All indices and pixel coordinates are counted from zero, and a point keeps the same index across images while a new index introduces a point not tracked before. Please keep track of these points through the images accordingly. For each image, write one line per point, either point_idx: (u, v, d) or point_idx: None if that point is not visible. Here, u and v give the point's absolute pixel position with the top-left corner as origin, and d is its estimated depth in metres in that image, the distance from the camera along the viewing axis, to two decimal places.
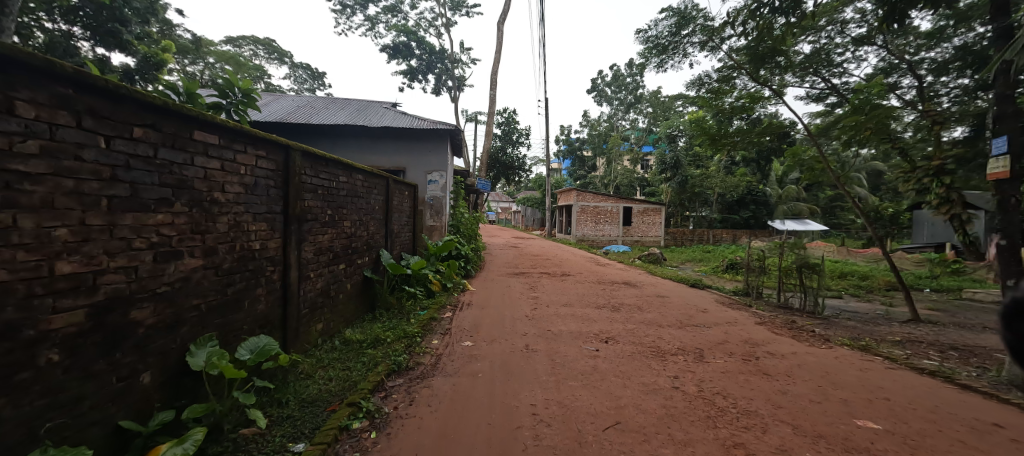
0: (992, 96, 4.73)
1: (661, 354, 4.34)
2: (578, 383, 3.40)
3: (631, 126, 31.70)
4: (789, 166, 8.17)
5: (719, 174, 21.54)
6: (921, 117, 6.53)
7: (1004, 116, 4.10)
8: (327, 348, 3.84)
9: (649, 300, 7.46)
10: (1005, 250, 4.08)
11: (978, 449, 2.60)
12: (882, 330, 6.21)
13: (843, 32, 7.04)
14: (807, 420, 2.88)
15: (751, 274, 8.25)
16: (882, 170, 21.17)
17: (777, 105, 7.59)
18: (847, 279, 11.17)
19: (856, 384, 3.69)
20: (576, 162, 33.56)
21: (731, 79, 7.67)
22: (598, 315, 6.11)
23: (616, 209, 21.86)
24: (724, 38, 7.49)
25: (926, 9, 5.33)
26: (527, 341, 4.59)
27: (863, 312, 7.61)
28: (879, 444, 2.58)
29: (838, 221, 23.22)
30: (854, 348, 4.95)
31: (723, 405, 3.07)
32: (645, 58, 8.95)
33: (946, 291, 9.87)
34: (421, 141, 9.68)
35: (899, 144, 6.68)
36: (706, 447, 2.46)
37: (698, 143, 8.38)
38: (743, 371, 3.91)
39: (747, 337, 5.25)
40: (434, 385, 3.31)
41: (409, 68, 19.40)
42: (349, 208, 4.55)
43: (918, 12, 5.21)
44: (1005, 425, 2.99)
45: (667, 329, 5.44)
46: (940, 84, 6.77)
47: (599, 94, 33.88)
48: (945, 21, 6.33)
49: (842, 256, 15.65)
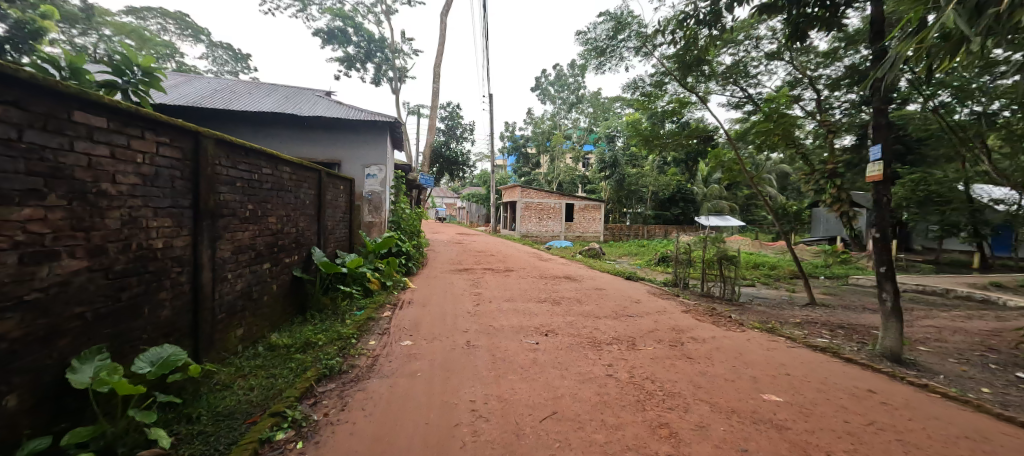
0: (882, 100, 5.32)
1: (597, 344, 4.54)
2: (518, 376, 3.45)
3: (574, 125, 32.67)
4: (711, 167, 8.87)
5: (652, 173, 23.13)
6: (819, 126, 7.41)
7: (880, 127, 4.76)
8: (251, 355, 3.54)
9: (588, 293, 7.75)
10: (878, 241, 4.78)
11: (856, 413, 3.02)
12: (787, 314, 7.00)
13: (758, 47, 7.77)
14: (723, 398, 3.15)
15: (679, 266, 8.88)
16: (788, 172, 23.80)
17: (702, 110, 8.20)
18: (759, 269, 12.45)
19: (764, 362, 4.14)
20: (521, 159, 34.05)
21: (662, 84, 8.25)
22: (540, 309, 6.24)
23: (559, 205, 22.40)
24: (657, 45, 7.93)
25: (824, 32, 5.99)
26: (468, 338, 4.55)
27: (772, 298, 8.56)
28: (779, 415, 2.90)
29: (753, 217, 25.78)
30: (762, 331, 5.54)
31: (652, 389, 3.27)
32: (585, 59, 9.30)
33: (836, 278, 11.41)
34: (358, 133, 9.22)
35: (802, 150, 7.52)
36: (636, 429, 2.59)
37: (634, 143, 8.83)
38: (669, 356, 4.20)
39: (674, 324, 5.67)
40: (370, 387, 3.18)
41: (346, 55, 18.40)
42: (274, 203, 4.20)
43: (817, 33, 5.87)
44: (878, 390, 3.51)
45: (603, 321, 5.69)
46: (835, 98, 7.71)
47: (544, 92, 34.54)
48: (839, 43, 7.24)
49: (756, 248, 17.48)
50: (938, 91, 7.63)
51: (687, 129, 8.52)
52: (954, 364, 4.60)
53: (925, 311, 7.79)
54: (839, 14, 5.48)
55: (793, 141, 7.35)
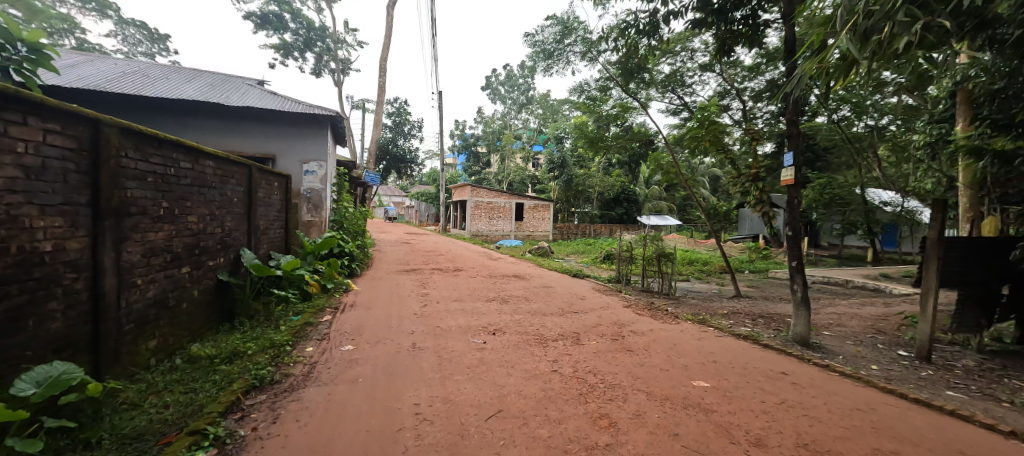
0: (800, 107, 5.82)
1: (543, 341, 4.63)
2: (464, 376, 3.43)
3: (523, 126, 33.06)
4: (652, 170, 9.32)
5: (598, 174, 24.03)
6: (744, 134, 8.08)
7: (793, 136, 5.31)
8: (167, 369, 3.20)
9: (536, 291, 7.88)
10: (791, 238, 5.33)
11: (771, 393, 3.33)
12: (716, 305, 7.59)
13: (693, 58, 8.31)
14: (658, 386, 3.35)
15: (622, 263, 9.30)
16: (719, 175, 25.77)
17: (643, 115, 8.62)
18: (694, 264, 13.37)
19: (695, 351, 4.46)
20: (471, 158, 33.91)
21: (607, 89, 8.59)
22: (488, 308, 6.25)
23: (508, 205, 22.56)
24: (601, 51, 8.21)
25: (749, 47, 6.52)
26: (414, 340, 4.44)
27: (704, 292, 9.22)
28: (707, 399, 3.13)
29: (689, 217, 27.62)
30: (694, 322, 5.97)
31: (594, 382, 3.40)
32: (533, 61, 9.43)
33: (758, 272, 12.54)
34: (295, 126, 8.64)
35: (731, 156, 8.14)
36: (578, 422, 2.68)
37: (580, 145, 9.11)
38: (611, 350, 4.38)
39: (616, 319, 5.93)
40: (305, 397, 2.99)
41: (282, 42, 17.18)
42: (194, 200, 3.83)
43: (743, 49, 6.39)
44: (789, 372, 3.90)
45: (550, 318, 5.81)
46: (758, 108, 8.46)
47: (494, 92, 34.59)
48: (761, 58, 7.95)
49: (691, 245, 18.78)
50: (841, 106, 8.63)
51: (629, 132, 8.91)
52: (851, 345, 5.24)
53: (830, 300, 8.80)
54: (760, 33, 6.02)
55: (723, 147, 7.96)
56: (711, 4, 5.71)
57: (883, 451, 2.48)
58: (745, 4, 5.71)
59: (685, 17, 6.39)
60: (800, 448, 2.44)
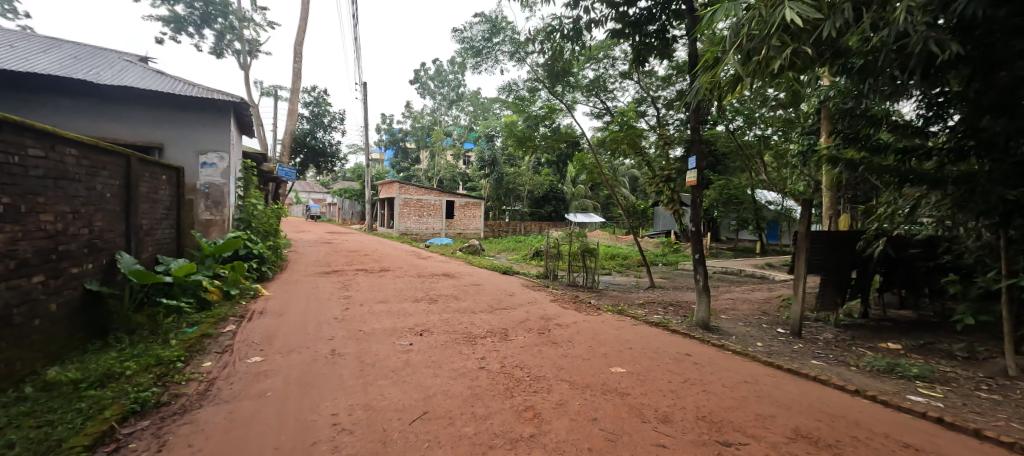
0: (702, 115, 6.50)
1: (472, 339, 4.62)
2: (388, 381, 3.29)
3: (454, 122, 32.67)
4: (576, 169, 9.73)
5: (528, 173, 24.59)
6: (659, 139, 8.78)
7: (696, 142, 5.89)
8: (12, 401, 2.63)
9: (466, 289, 7.84)
10: (695, 234, 5.94)
11: (678, 373, 3.67)
12: (634, 296, 8.19)
13: (614, 66, 8.81)
14: (580, 375, 3.52)
15: (550, 258, 9.63)
16: (637, 176, 27.78)
17: (569, 117, 8.97)
18: (616, 258, 14.28)
19: (614, 340, 4.76)
20: (399, 153, 32.72)
21: (535, 90, 8.82)
22: (415, 308, 6.07)
23: (438, 202, 22.16)
24: (529, 52, 8.39)
25: (663, 59, 7.03)
26: (333, 346, 4.17)
27: (623, 284, 9.91)
28: (623, 383, 3.36)
29: (611, 214, 29.39)
30: (614, 313, 6.37)
31: (520, 376, 3.47)
32: (462, 57, 9.32)
33: (669, 264, 13.78)
34: (188, 112, 7.62)
35: (647, 158, 8.79)
36: (504, 416, 2.71)
37: (510, 144, 9.24)
38: (537, 343, 4.51)
39: (543, 313, 6.12)
40: (200, 418, 2.65)
41: (173, 14, 14.97)
42: (49, 195, 3.20)
43: (658, 60, 6.88)
44: (693, 354, 4.34)
45: (479, 315, 5.82)
46: (669, 116, 9.25)
47: (423, 86, 33.64)
48: (672, 70, 8.69)
49: (613, 241, 20.06)
50: (736, 117, 9.76)
51: (557, 134, 9.20)
52: (742, 326, 5.98)
53: (727, 287, 9.96)
54: (670, 46, 6.53)
55: (640, 150, 8.60)
56: (628, 17, 6.23)
57: (764, 415, 2.87)
58: (656, 19, 6.22)
59: (605, 27, 6.77)
60: (700, 420, 2.73)
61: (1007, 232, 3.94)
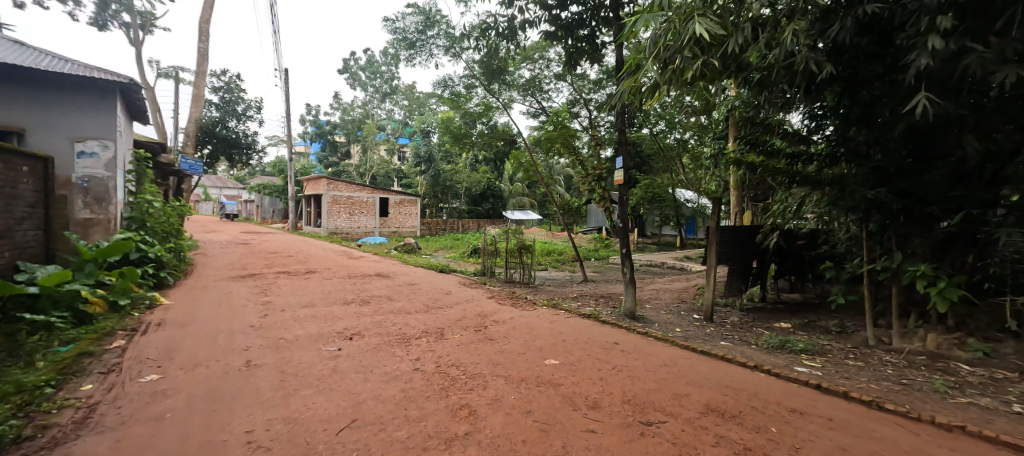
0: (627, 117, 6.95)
1: (405, 340, 4.48)
2: (312, 390, 3.07)
3: (387, 116, 31.43)
4: (512, 168, 9.82)
5: (466, 170, 24.40)
6: (591, 140, 9.14)
7: (622, 143, 6.24)
8: None
9: (400, 289, 7.59)
10: (622, 229, 6.30)
11: (608, 361, 3.87)
12: (568, 290, 8.50)
13: (549, 67, 9.00)
14: (515, 369, 3.57)
15: (487, 256, 9.65)
16: (572, 175, 28.82)
17: (505, 115, 9.01)
18: (551, 254, 14.73)
19: (549, 333, 4.90)
20: (327, 147, 30.75)
21: (472, 87, 8.77)
22: (344, 311, 5.75)
23: (371, 200, 21.17)
24: (464, 48, 8.32)
25: (595, 63, 7.29)
26: (248, 357, 3.80)
27: (559, 279, 10.24)
28: (555, 375, 3.47)
29: (547, 212, 30.20)
30: (549, 307, 6.56)
31: (456, 375, 3.44)
32: (394, 48, 8.95)
33: (601, 259, 14.51)
34: (58, 92, 6.48)
35: (580, 157, 9.13)
36: (438, 416, 2.67)
37: (446, 140, 9.08)
38: (473, 341, 4.50)
39: (479, 310, 6.12)
40: (77, 451, 2.26)
41: None
42: None
43: (590, 64, 7.14)
44: (620, 342, 4.61)
45: (413, 315, 5.65)
46: (600, 118, 9.69)
47: (353, 76, 31.83)
48: (603, 74, 9.10)
49: (549, 237, 20.66)
50: (659, 121, 10.52)
51: (494, 131, 9.18)
52: (663, 314, 6.47)
53: (651, 279, 10.72)
54: (600, 51, 6.82)
55: (574, 149, 8.91)
56: (560, 20, 6.45)
57: (680, 394, 3.12)
58: (586, 24, 6.49)
59: (539, 28, 6.92)
60: (625, 404, 2.91)
61: (868, 226, 4.67)
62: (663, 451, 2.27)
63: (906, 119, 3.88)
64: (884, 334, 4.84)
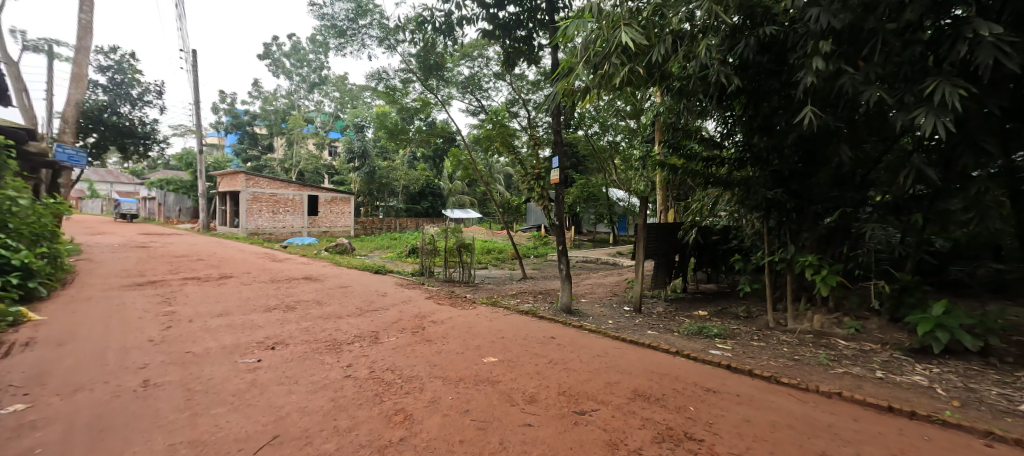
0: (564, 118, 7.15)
1: (336, 346, 4.24)
2: (225, 408, 2.79)
3: (316, 109, 29.48)
4: (451, 166, 9.67)
5: (403, 168, 23.63)
6: (530, 139, 9.29)
7: (558, 143, 6.42)
8: None
9: (331, 292, 7.16)
10: (559, 227, 6.49)
11: (545, 356, 3.97)
12: (507, 288, 8.58)
13: (488, 65, 8.98)
14: (453, 370, 3.54)
15: (425, 255, 9.43)
16: (512, 174, 29.13)
17: (443, 111, 8.83)
18: (491, 252, 14.79)
19: (488, 331, 4.91)
20: (246, 139, 28.10)
21: (408, 81, 8.51)
22: (265, 319, 5.29)
23: (298, 198, 19.67)
24: (399, 41, 8.02)
25: (533, 64, 7.41)
26: (146, 376, 3.35)
27: (499, 277, 10.31)
28: (493, 372, 3.50)
29: (487, 210, 30.26)
30: (489, 305, 6.58)
31: (391, 379, 3.32)
32: (322, 35, 8.39)
33: (539, 256, 14.85)
34: None
35: (519, 156, 9.24)
36: (371, 424, 2.56)
37: (380, 136, 8.72)
38: (409, 343, 4.37)
39: (417, 311, 5.96)
40: None
41: None
42: None
43: (528, 65, 7.25)
44: (556, 336, 4.75)
45: (345, 320, 5.36)
46: (538, 118, 9.88)
47: (275, 63, 29.36)
48: (541, 76, 9.29)
49: (489, 236, 20.71)
50: (594, 123, 10.97)
51: (433, 128, 8.98)
52: (597, 307, 6.78)
53: (586, 274, 11.19)
54: (537, 52, 6.95)
55: (513, 148, 9.00)
56: (498, 19, 6.47)
57: (611, 382, 3.30)
58: (524, 25, 6.56)
59: (476, 25, 6.89)
60: (560, 395, 3.01)
61: (768, 222, 5.26)
62: (595, 438, 2.37)
63: (797, 128, 4.44)
64: (781, 317, 5.50)
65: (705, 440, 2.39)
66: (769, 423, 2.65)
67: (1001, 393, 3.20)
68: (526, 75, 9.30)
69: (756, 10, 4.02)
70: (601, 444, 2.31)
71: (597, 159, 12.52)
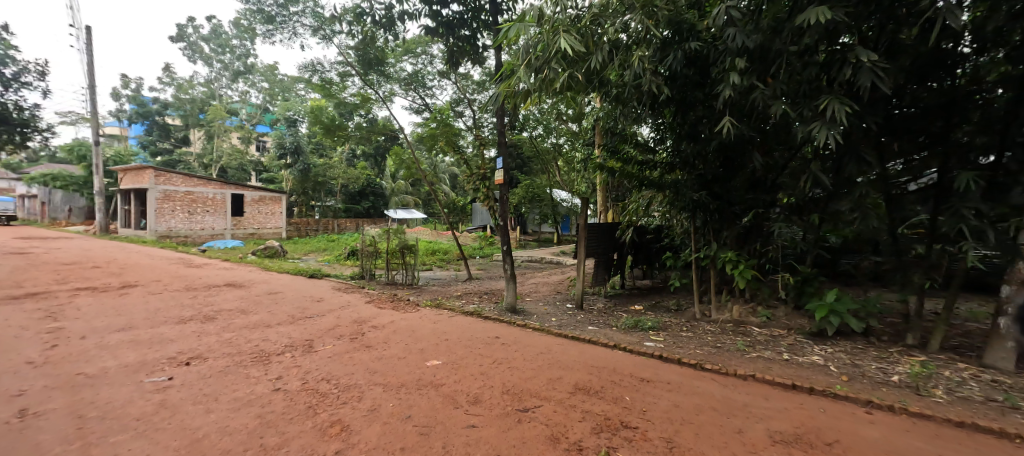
0: (508, 119, 7.21)
1: (263, 358, 3.92)
2: (128, 435, 2.46)
3: (241, 100, 27.10)
4: (393, 165, 9.34)
5: (340, 166, 22.45)
6: (475, 139, 9.24)
7: (503, 144, 6.46)
8: None
9: (258, 299, 6.60)
10: (503, 228, 6.53)
11: (490, 356, 3.98)
12: (453, 289, 8.47)
13: (432, 63, 8.81)
14: (394, 375, 3.43)
15: (365, 258, 9.03)
16: (457, 174, 28.81)
17: (384, 108, 8.52)
18: (436, 253, 14.52)
19: (432, 334, 4.81)
20: (156, 131, 25.13)
21: (346, 75, 8.10)
22: (179, 332, 4.76)
23: (220, 196, 17.86)
24: (336, 32, 7.62)
25: (478, 64, 7.38)
26: (24, 404, 2.87)
27: (444, 278, 10.15)
28: (437, 375, 3.44)
29: (432, 210, 29.68)
30: (433, 307, 6.45)
31: (326, 390, 3.14)
32: (248, 20, 7.73)
33: (485, 256, 14.84)
34: None
35: (465, 157, 9.16)
36: (304, 438, 2.40)
37: (315, 131, 8.21)
38: (347, 350, 4.16)
39: (356, 317, 5.69)
40: None
41: None
42: None
43: (473, 64, 7.22)
44: (501, 336, 4.77)
45: (274, 329, 4.97)
46: (483, 119, 9.87)
47: (191, 47, 26.56)
48: (486, 76, 9.27)
49: (434, 236, 20.33)
50: (538, 125, 11.18)
51: (374, 125, 8.63)
52: (541, 306, 6.91)
53: (531, 273, 11.37)
54: (481, 53, 6.94)
55: (458, 148, 8.91)
56: (441, 17, 6.37)
57: (554, 378, 3.39)
58: (468, 25, 6.52)
59: (419, 21, 6.73)
60: (504, 395, 3.03)
61: (695, 222, 5.70)
62: (537, 434, 2.43)
63: (718, 137, 4.86)
64: (706, 309, 5.97)
65: (640, 427, 2.53)
66: (695, 407, 2.87)
67: (879, 367, 3.74)
68: (471, 75, 9.24)
69: (683, 26, 4.34)
70: (543, 440, 2.36)
71: (542, 160, 12.77)
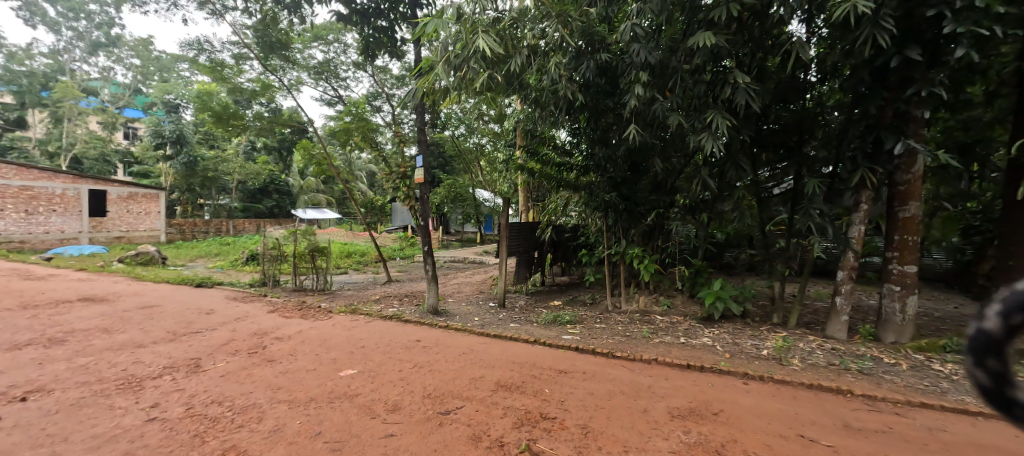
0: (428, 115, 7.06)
1: (135, 384, 3.37)
2: None
3: (103, 77, 22.83)
4: (301, 160, 8.60)
5: (237, 159, 20.07)
6: (394, 136, 8.90)
7: (422, 142, 6.32)
8: None
9: (128, 315, 5.64)
10: (424, 228, 6.38)
11: (410, 361, 3.87)
12: (370, 293, 8.06)
13: (347, 53, 8.28)
14: (301, 390, 3.17)
15: (269, 262, 8.21)
16: (375, 171, 27.45)
17: (289, 97, 7.80)
18: (352, 255, 13.70)
19: (345, 342, 4.54)
20: None
21: (243, 58, 7.27)
22: (14, 360, 3.88)
23: (69, 192, 14.77)
24: (228, 8, 6.80)
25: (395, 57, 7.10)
26: None
27: (360, 282, 9.61)
28: (351, 386, 3.26)
29: (347, 210, 27.92)
30: (347, 314, 6.08)
31: (218, 413, 2.81)
32: None
33: (405, 258, 14.37)
34: None
35: (383, 154, 8.77)
36: None
37: (204, 119, 7.24)
38: (245, 367, 3.76)
39: (256, 328, 5.14)
40: None
41: None
42: None
43: (390, 57, 6.94)
44: (421, 339, 4.67)
45: (149, 349, 4.29)
46: (402, 115, 9.54)
47: (29, 8, 21.69)
48: (405, 71, 8.96)
49: (349, 238, 19.15)
50: (459, 124, 11.10)
51: (278, 116, 7.87)
52: (462, 306, 6.89)
53: (453, 274, 11.27)
54: (399, 46, 6.70)
55: (375, 144, 8.50)
56: (354, 4, 6.00)
57: (475, 378, 3.41)
58: (384, 15, 6.24)
59: (329, 6, 6.28)
60: (424, 399, 2.98)
61: (607, 221, 6.14)
62: (458, 435, 2.43)
63: (625, 142, 5.30)
64: (615, 301, 6.45)
65: (558, 417, 2.67)
66: (606, 392, 3.10)
67: (753, 343, 4.37)
68: (389, 69, 8.86)
69: (594, 38, 4.66)
70: (465, 440, 2.37)
71: (464, 159, 12.71)
